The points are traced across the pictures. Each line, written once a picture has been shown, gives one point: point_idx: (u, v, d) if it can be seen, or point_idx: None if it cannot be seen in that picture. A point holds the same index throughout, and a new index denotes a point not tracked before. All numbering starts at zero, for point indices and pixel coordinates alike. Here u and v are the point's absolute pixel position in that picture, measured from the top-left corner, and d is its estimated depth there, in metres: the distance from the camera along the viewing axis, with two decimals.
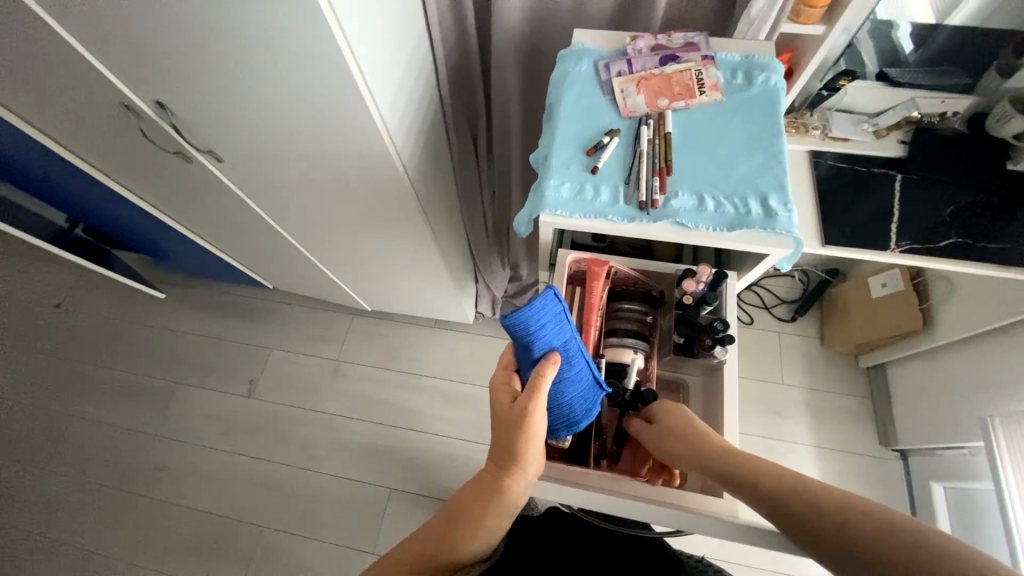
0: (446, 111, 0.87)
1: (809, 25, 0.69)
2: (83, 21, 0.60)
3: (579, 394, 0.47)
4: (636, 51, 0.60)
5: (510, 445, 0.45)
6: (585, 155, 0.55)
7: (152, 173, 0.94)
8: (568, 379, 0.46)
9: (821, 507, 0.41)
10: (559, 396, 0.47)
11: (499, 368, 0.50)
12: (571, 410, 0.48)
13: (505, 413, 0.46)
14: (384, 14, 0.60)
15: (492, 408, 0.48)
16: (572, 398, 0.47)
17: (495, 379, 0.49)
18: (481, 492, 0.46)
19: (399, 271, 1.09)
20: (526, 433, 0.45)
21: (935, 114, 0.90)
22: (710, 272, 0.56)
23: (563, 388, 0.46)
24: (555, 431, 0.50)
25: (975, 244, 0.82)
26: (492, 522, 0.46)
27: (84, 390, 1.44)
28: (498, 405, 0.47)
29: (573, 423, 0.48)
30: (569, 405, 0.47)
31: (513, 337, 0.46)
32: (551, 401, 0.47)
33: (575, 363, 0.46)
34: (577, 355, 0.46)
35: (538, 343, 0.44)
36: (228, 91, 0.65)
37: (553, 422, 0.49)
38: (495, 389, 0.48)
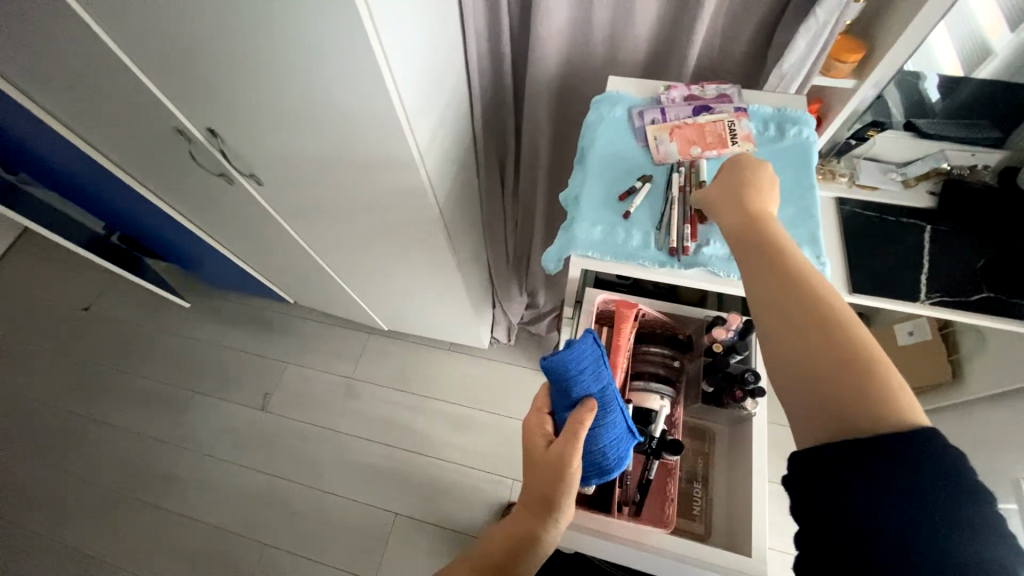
0: (477, 146, 0.90)
1: (840, 79, 0.71)
2: (151, 53, 0.65)
3: (613, 443, 0.46)
4: (670, 101, 0.62)
5: (544, 489, 0.45)
6: (617, 200, 0.56)
7: (193, 189, 0.98)
8: (603, 426, 0.45)
9: (829, 324, 0.38)
10: (593, 444, 0.46)
11: (534, 409, 0.50)
12: (603, 459, 0.46)
13: (542, 452, 0.46)
14: (428, 57, 0.64)
15: (526, 451, 0.48)
16: (608, 448, 0.46)
17: (529, 420, 0.49)
18: (513, 536, 0.45)
19: (420, 294, 1.11)
20: (562, 481, 0.44)
21: (965, 166, 0.90)
22: (740, 321, 0.55)
23: (598, 437, 0.46)
24: (585, 479, 0.48)
25: (1011, 300, 0.79)
26: (519, 568, 0.44)
27: (103, 392, 1.47)
28: (533, 448, 0.47)
29: (604, 472, 0.47)
30: (602, 453, 0.46)
31: (551, 380, 0.46)
32: (584, 448, 0.46)
33: (612, 411, 0.45)
34: (616, 402, 0.46)
35: (578, 388, 0.45)
36: (276, 119, 0.68)
37: (584, 469, 0.47)
38: (529, 431, 0.49)
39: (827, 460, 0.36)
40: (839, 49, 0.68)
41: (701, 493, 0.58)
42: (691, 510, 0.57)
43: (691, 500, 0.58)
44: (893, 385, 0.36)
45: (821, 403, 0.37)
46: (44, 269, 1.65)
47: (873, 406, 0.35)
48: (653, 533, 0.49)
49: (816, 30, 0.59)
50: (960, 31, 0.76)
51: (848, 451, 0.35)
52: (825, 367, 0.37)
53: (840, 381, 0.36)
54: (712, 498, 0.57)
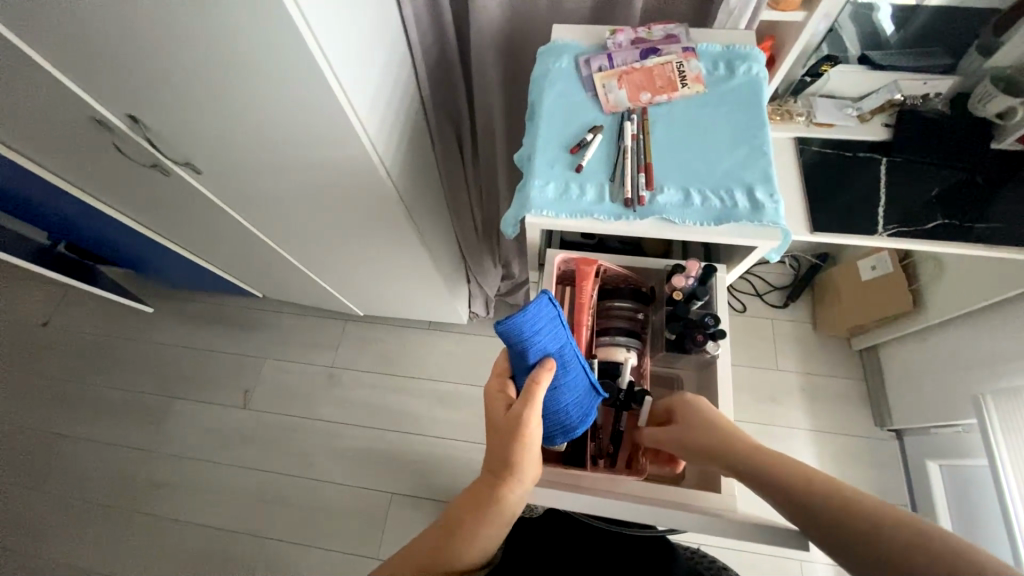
0: (428, 114, 0.86)
1: (790, 12, 0.69)
2: (46, 37, 0.58)
3: (575, 400, 0.47)
4: (617, 45, 0.59)
5: (507, 453, 0.45)
6: (569, 154, 0.54)
7: (130, 186, 0.91)
8: (564, 385, 0.46)
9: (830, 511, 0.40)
10: (556, 402, 0.47)
11: (494, 374, 0.50)
12: (567, 417, 0.47)
13: (501, 422, 0.46)
14: (358, 18, 0.59)
15: (488, 417, 0.48)
16: (567, 404, 0.47)
17: (490, 386, 0.49)
18: (478, 503, 0.46)
19: (389, 275, 1.08)
20: (522, 441, 0.45)
21: (918, 96, 0.90)
22: (699, 267, 0.55)
23: (559, 395, 0.46)
24: (551, 437, 0.49)
25: (963, 225, 0.82)
26: (490, 530, 0.45)
27: (74, 409, 1.42)
28: (493, 413, 0.47)
29: (569, 429, 0.48)
30: (565, 411, 0.47)
31: (507, 345, 0.45)
32: (547, 408, 0.47)
33: (571, 368, 0.46)
34: (572, 360, 0.46)
35: (533, 349, 0.44)
36: (203, 101, 0.63)
37: (549, 428, 0.48)
38: (490, 396, 0.48)
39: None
40: None
41: None
42: None
43: None
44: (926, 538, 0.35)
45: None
46: None
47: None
48: (625, 481, 0.50)
49: None
50: None
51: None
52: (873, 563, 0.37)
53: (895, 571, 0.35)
54: None
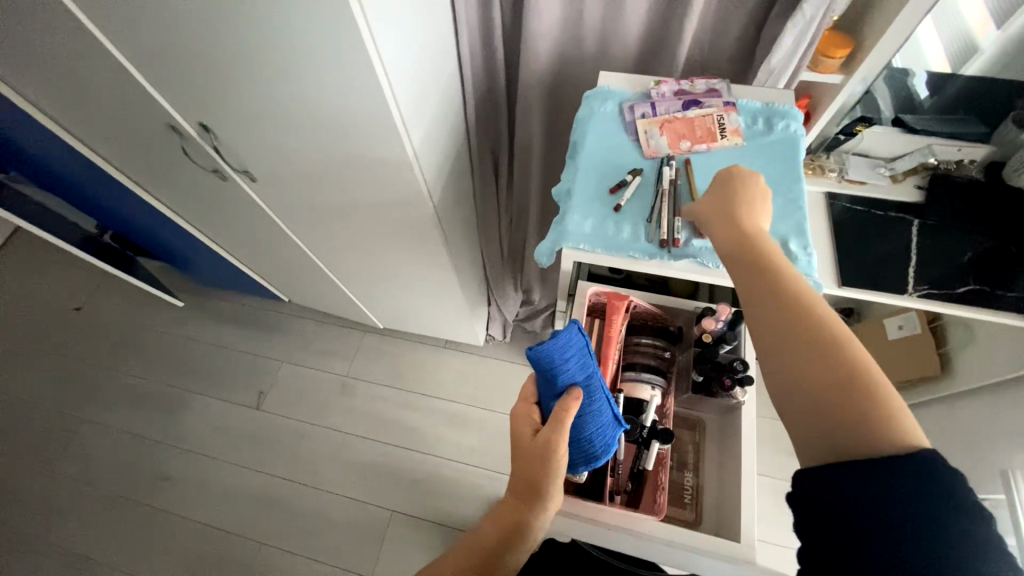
0: (471, 143, 0.90)
1: (827, 74, 0.72)
2: (140, 49, 0.64)
3: (600, 430, 0.47)
4: (660, 95, 0.62)
5: (533, 478, 0.46)
6: (608, 193, 0.56)
7: (186, 187, 0.97)
8: (590, 414, 0.47)
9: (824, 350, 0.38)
10: (581, 431, 0.47)
11: (521, 399, 0.51)
12: (591, 446, 0.48)
13: (529, 446, 0.47)
14: (422, 52, 0.63)
15: (514, 441, 0.49)
16: (593, 435, 0.47)
17: (517, 410, 0.50)
18: (501, 526, 0.46)
19: (415, 292, 1.11)
20: (550, 468, 0.46)
21: (952, 161, 0.91)
22: (729, 311, 0.56)
23: (585, 423, 0.47)
24: (573, 465, 0.50)
25: (995, 292, 0.82)
26: (513, 555, 0.46)
27: (95, 393, 1.46)
28: (520, 437, 0.48)
29: (592, 459, 0.48)
30: (590, 440, 0.48)
31: (537, 370, 0.47)
32: (572, 436, 0.48)
33: (598, 398, 0.47)
34: (600, 390, 0.47)
35: (562, 377, 0.45)
36: (271, 117, 0.68)
37: (571, 456, 0.49)
38: (517, 420, 0.50)
39: (818, 474, 0.37)
40: (828, 44, 0.70)
41: (692, 482, 0.58)
42: (682, 499, 0.57)
43: (682, 488, 0.58)
44: (898, 408, 0.36)
45: (820, 429, 0.38)
46: (34, 269, 1.63)
47: (885, 438, 0.36)
48: (643, 521, 0.48)
49: (803, 26, 0.61)
50: (945, 25, 0.78)
51: (852, 471, 0.36)
52: (826, 398, 0.37)
53: (841, 412, 0.37)
54: (702, 485, 0.57)
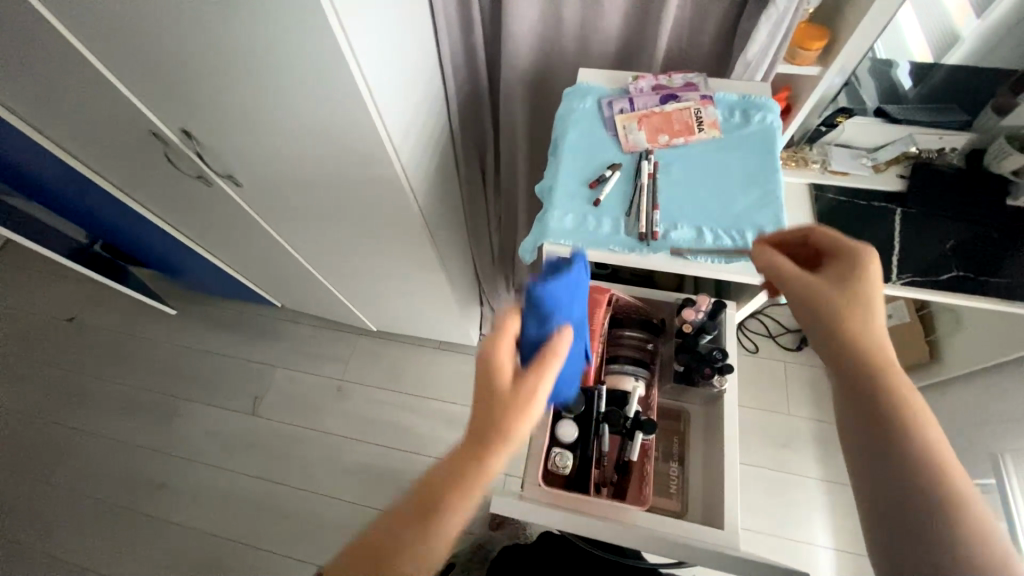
0: (456, 144, 0.91)
1: (805, 67, 0.73)
2: (118, 55, 0.63)
3: (572, 373, 0.50)
4: (638, 90, 0.63)
5: (511, 421, 0.43)
6: (588, 188, 0.57)
7: (172, 194, 0.97)
8: (569, 357, 0.49)
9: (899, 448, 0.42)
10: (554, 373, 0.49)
11: (496, 337, 0.46)
12: (562, 389, 0.50)
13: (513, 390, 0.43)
14: (400, 53, 0.64)
15: (486, 380, 0.44)
16: (564, 378, 0.50)
17: (492, 348, 0.46)
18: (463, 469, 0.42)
19: (406, 294, 1.12)
20: (529, 412, 0.43)
21: (933, 149, 0.92)
22: (708, 301, 0.58)
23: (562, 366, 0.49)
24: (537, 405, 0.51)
25: (978, 278, 0.83)
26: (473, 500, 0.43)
27: (89, 403, 1.45)
28: (498, 378, 0.44)
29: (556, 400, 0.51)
30: (562, 382, 0.50)
31: (535, 306, 0.47)
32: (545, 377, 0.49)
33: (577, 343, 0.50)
34: (580, 338, 0.51)
35: (558, 318, 0.47)
36: (252, 122, 0.68)
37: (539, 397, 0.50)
38: (494, 359, 0.45)
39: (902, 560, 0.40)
40: (804, 37, 0.71)
41: (677, 472, 0.58)
42: (668, 489, 0.58)
43: (668, 479, 0.58)
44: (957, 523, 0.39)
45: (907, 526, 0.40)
46: (25, 281, 1.62)
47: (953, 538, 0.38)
48: (627, 510, 0.49)
49: (777, 19, 0.61)
50: (926, 14, 0.79)
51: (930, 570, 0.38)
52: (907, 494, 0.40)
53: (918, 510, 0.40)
54: (688, 476, 0.58)
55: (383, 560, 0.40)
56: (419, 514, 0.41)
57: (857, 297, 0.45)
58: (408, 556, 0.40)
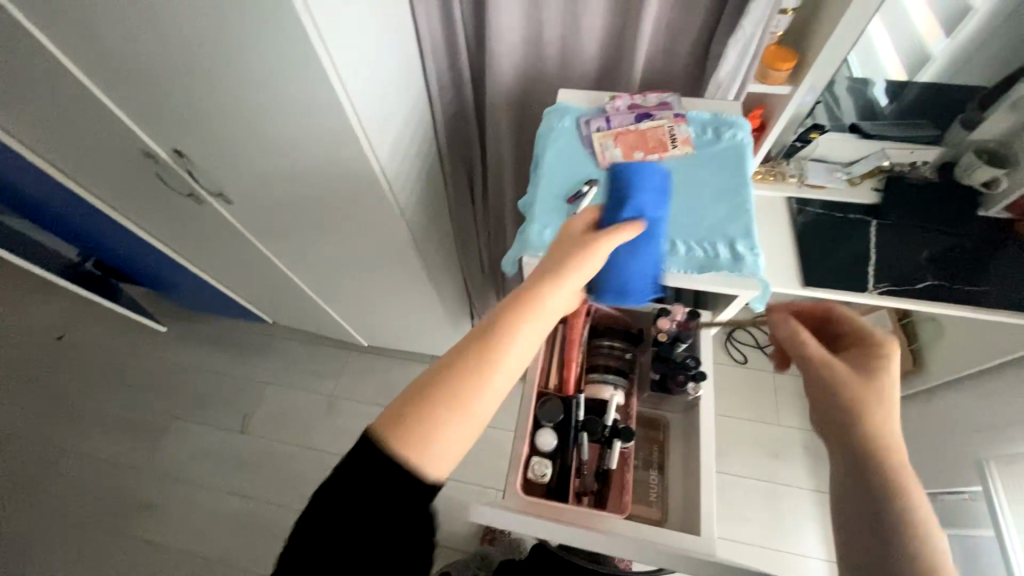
0: (443, 162, 0.94)
1: (775, 85, 0.76)
2: (112, 78, 0.66)
3: (640, 268, 0.51)
4: (614, 109, 0.65)
5: (572, 262, 0.44)
6: (566, 203, 0.59)
7: (165, 212, 0.98)
8: (639, 251, 0.50)
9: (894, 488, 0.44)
10: (622, 265, 0.50)
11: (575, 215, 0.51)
12: (628, 280, 0.50)
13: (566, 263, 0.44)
14: (386, 76, 0.67)
15: (560, 238, 0.48)
16: (634, 273, 0.51)
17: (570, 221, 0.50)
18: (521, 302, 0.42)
19: (397, 309, 1.13)
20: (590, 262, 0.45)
21: (906, 163, 0.94)
22: (684, 311, 0.59)
23: (630, 256, 0.50)
24: (601, 294, 0.52)
25: (953, 286, 0.85)
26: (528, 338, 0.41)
27: (76, 423, 1.43)
28: (568, 235, 0.48)
29: (622, 291, 0.51)
30: (629, 275, 0.50)
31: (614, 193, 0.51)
32: (612, 263, 0.51)
33: (651, 242, 0.50)
34: (655, 238, 0.50)
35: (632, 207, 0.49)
36: (242, 141, 0.70)
37: (604, 286, 0.51)
38: (571, 226, 0.49)
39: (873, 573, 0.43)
40: (774, 58, 0.74)
41: (657, 481, 0.59)
42: (647, 498, 0.59)
43: (648, 487, 0.59)
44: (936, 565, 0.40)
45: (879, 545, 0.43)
46: (14, 300, 1.62)
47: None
48: (605, 518, 0.50)
49: (744, 41, 0.65)
50: (899, 34, 0.80)
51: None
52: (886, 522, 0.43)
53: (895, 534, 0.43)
54: (667, 484, 0.59)
55: (441, 380, 0.38)
56: (470, 356, 0.39)
57: (875, 380, 0.48)
58: (458, 392, 0.38)
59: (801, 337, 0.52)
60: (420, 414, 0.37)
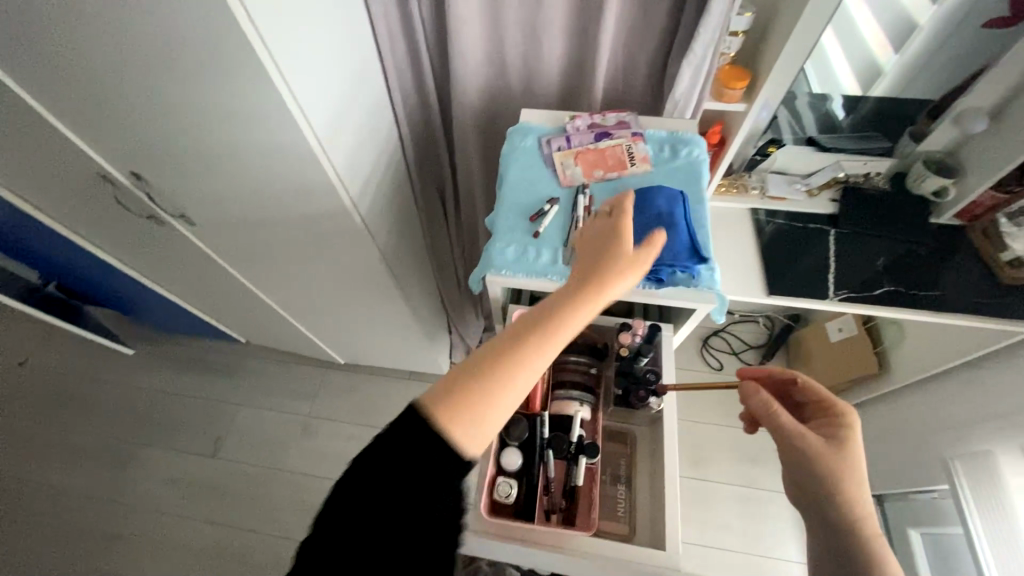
0: (413, 178, 0.94)
1: (732, 103, 0.79)
2: (63, 101, 0.64)
3: (684, 238, 0.55)
4: (574, 129, 0.67)
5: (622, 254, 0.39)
6: (528, 221, 0.60)
7: (127, 234, 0.96)
8: (680, 227, 0.56)
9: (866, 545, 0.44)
10: (670, 239, 0.55)
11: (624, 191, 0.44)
12: (677, 247, 0.55)
13: (620, 248, 0.39)
14: (345, 97, 0.67)
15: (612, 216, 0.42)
16: (683, 242, 0.55)
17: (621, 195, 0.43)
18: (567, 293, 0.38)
19: (371, 326, 1.12)
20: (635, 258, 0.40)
21: (859, 175, 0.99)
22: (644, 325, 0.61)
23: (675, 230, 0.56)
24: (660, 265, 0.54)
25: (908, 291, 0.89)
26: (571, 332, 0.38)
27: (33, 455, 1.36)
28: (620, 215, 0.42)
29: (676, 257, 0.54)
30: (676, 245, 0.55)
31: (643, 195, 0.58)
32: (663, 239, 0.55)
33: (687, 223, 0.57)
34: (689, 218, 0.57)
35: (660, 198, 0.57)
36: (202, 162, 0.69)
37: (660, 259, 0.54)
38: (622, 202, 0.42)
39: None
40: (728, 78, 0.77)
41: (625, 495, 0.59)
42: (615, 512, 0.59)
43: (615, 502, 0.59)
44: None
45: None
46: None
47: None
48: (572, 536, 0.50)
49: (696, 62, 0.67)
50: (853, 50, 0.84)
51: None
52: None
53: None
54: (635, 497, 0.59)
55: (485, 371, 0.35)
56: (513, 354, 0.36)
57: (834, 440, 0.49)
58: (502, 387, 0.35)
59: (772, 409, 0.50)
60: (462, 404, 0.35)
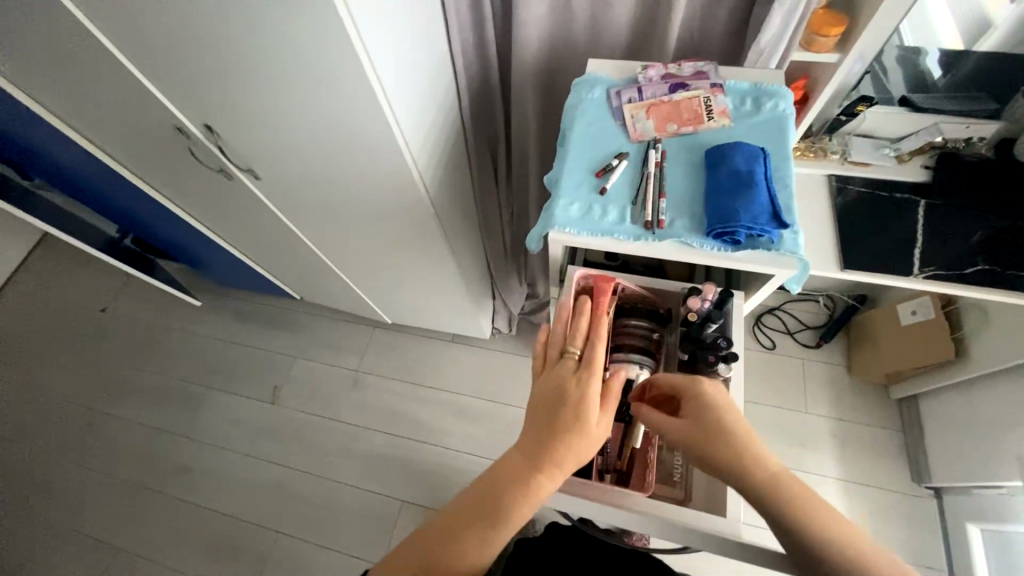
0: (468, 137, 0.92)
1: (821, 54, 0.71)
2: (142, 52, 0.66)
3: (761, 201, 0.51)
4: (647, 79, 0.62)
5: (566, 425, 0.46)
6: (594, 177, 0.57)
7: (197, 189, 1.01)
8: (759, 188, 0.51)
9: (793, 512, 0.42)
10: (746, 199, 0.51)
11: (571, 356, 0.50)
12: (754, 209, 0.50)
13: (564, 424, 0.46)
14: (411, 47, 0.65)
15: (560, 383, 0.48)
16: (761, 204, 0.51)
17: (566, 366, 0.49)
18: (520, 466, 0.45)
19: (419, 288, 1.14)
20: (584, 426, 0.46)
21: (960, 140, 0.88)
22: (714, 290, 0.58)
23: (754, 190, 0.51)
24: (733, 226, 0.50)
25: (1006, 272, 0.80)
26: (523, 505, 0.45)
27: (118, 390, 1.52)
28: (566, 382, 0.48)
29: (755, 219, 0.50)
30: (754, 206, 0.50)
31: (719, 152, 0.54)
32: (739, 198, 0.51)
33: (765, 185, 0.52)
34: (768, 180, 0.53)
35: (737, 155, 0.53)
36: (267, 115, 0.70)
37: (736, 219, 0.50)
38: (564, 373, 0.49)
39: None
40: (820, 22, 0.69)
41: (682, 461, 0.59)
42: (671, 478, 0.58)
43: (672, 468, 0.59)
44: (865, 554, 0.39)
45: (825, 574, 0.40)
46: (59, 272, 1.70)
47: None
48: (629, 495, 0.51)
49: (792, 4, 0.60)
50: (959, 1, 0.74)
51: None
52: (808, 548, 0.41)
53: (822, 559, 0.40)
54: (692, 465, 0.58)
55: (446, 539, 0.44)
56: (469, 526, 0.44)
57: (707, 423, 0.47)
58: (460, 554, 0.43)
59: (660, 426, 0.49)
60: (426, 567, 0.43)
